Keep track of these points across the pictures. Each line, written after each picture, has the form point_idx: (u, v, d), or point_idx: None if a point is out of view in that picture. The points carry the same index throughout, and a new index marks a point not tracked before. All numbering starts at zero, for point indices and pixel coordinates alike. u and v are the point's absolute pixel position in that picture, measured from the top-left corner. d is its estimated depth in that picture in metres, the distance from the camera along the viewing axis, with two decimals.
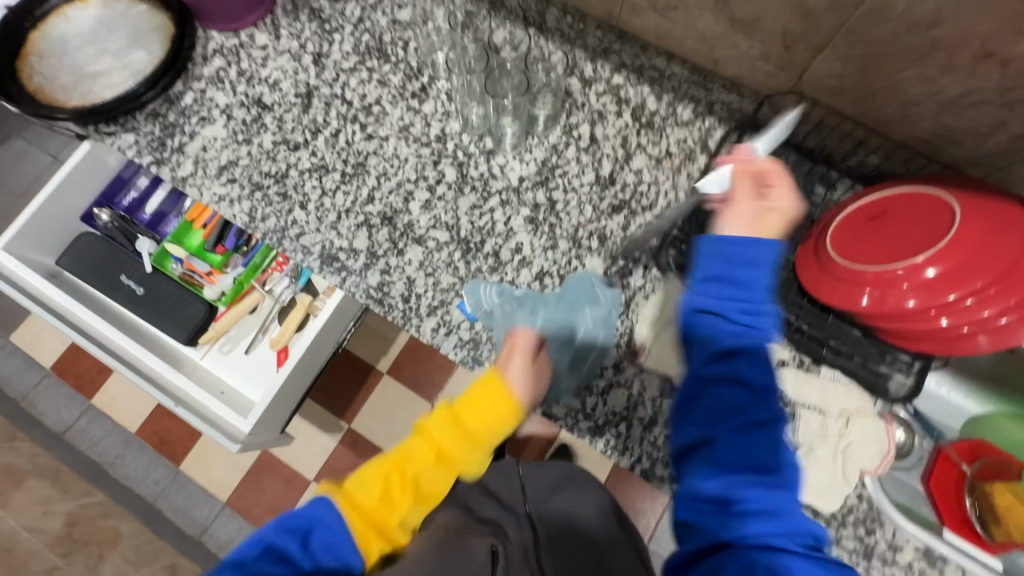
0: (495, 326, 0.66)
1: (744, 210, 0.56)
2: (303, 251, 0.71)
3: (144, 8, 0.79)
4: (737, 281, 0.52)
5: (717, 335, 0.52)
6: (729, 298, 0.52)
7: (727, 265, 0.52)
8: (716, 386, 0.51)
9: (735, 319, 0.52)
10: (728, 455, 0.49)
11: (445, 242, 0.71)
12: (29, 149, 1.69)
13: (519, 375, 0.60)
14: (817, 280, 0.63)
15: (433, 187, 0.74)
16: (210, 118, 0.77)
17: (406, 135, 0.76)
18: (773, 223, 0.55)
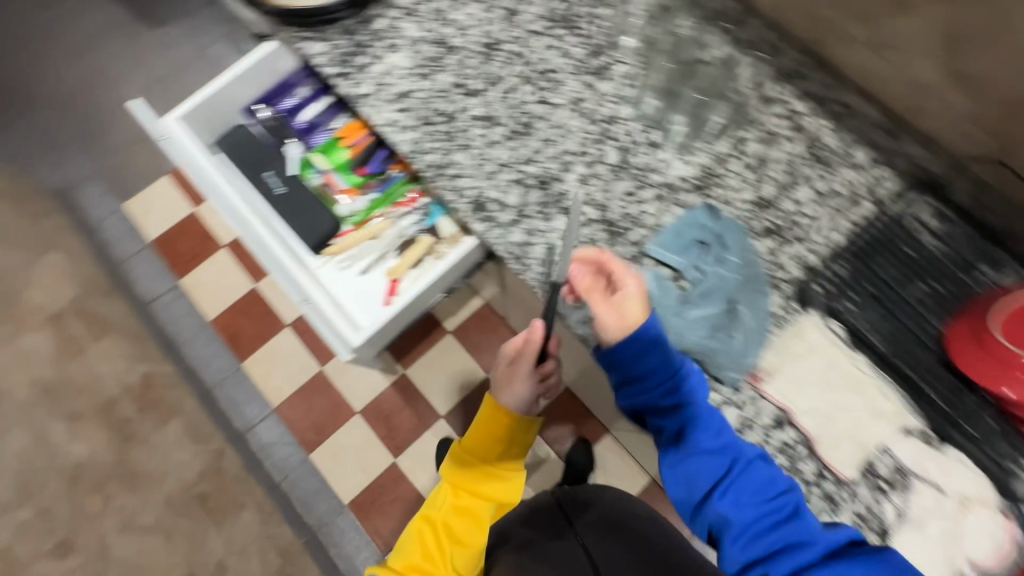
0: None
1: (606, 307, 0.64)
2: (457, 193, 0.73)
3: None
4: (645, 374, 0.62)
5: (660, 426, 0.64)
6: (650, 400, 0.63)
7: (630, 361, 0.62)
8: (686, 468, 0.63)
9: (663, 410, 0.63)
10: (734, 515, 0.60)
11: (593, 220, 0.72)
12: (182, 37, 1.80)
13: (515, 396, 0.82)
14: (970, 356, 0.61)
15: (593, 165, 0.74)
16: (397, 46, 0.80)
17: (578, 109, 0.77)
18: (630, 304, 0.63)
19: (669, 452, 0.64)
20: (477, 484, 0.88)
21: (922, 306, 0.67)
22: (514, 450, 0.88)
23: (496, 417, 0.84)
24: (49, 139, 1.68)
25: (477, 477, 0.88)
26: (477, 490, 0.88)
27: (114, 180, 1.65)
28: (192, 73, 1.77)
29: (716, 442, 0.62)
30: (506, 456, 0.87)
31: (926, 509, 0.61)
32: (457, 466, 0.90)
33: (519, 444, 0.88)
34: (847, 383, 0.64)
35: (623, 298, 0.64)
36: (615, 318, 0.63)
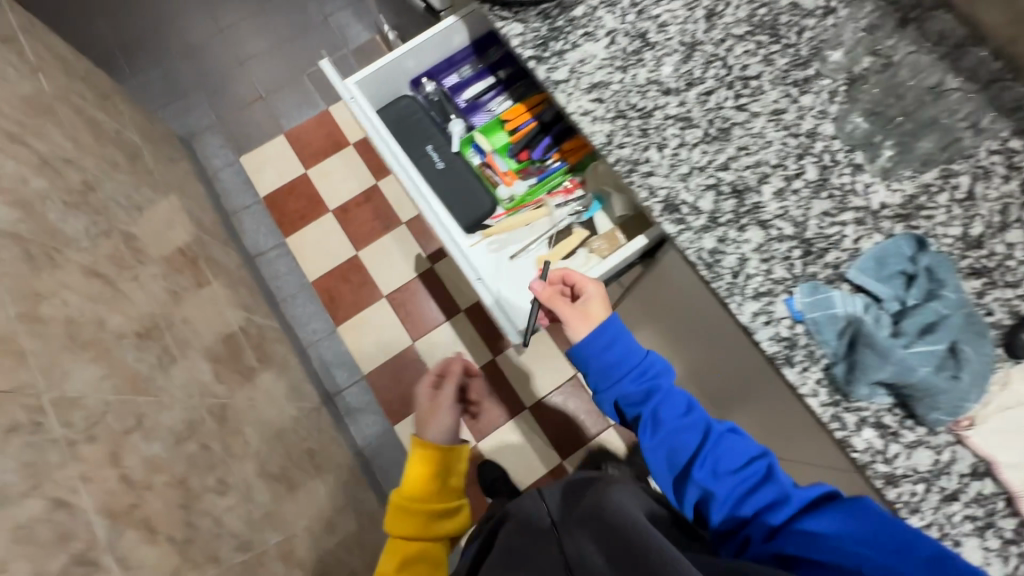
0: (826, 339, 0.64)
1: (572, 313, 0.79)
2: (647, 192, 0.72)
3: None
4: (614, 362, 0.76)
5: (634, 408, 0.75)
6: (623, 382, 0.76)
7: (612, 345, 0.77)
8: (664, 443, 0.72)
9: (636, 394, 0.75)
10: (713, 484, 0.66)
11: (788, 236, 0.70)
12: (308, 3, 1.85)
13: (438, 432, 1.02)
14: None
15: (790, 179, 0.72)
16: (595, 35, 0.79)
17: (778, 120, 0.74)
18: (594, 305, 0.79)
19: (644, 433, 0.74)
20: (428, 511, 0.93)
21: None
22: (456, 484, 0.99)
23: (425, 450, 0.98)
24: (177, 88, 1.76)
25: (425, 505, 0.93)
26: (430, 518, 0.93)
27: (233, 134, 1.71)
28: (314, 38, 1.81)
29: (683, 416, 0.73)
30: (447, 490, 0.97)
31: None
32: (408, 494, 0.94)
33: (456, 478, 1.00)
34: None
35: (591, 300, 0.79)
36: (585, 320, 0.78)
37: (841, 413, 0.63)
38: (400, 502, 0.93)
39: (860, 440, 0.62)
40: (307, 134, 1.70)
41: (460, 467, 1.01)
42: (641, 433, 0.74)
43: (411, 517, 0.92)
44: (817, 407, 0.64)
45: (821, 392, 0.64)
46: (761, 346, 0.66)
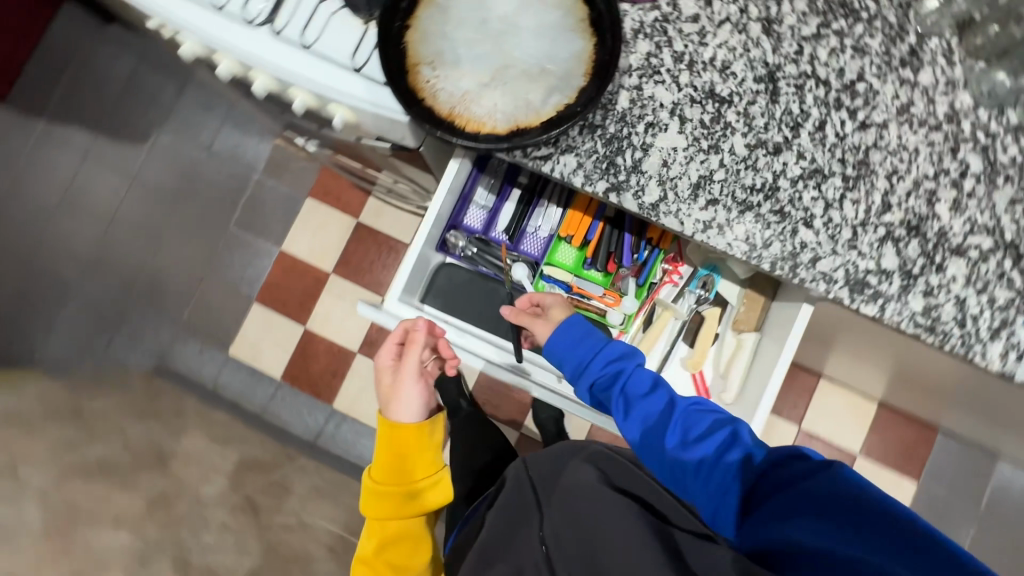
0: None
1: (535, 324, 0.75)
2: (824, 281, 0.61)
3: (556, 8, 0.63)
4: (583, 351, 0.72)
5: (602, 392, 0.70)
6: (592, 368, 0.71)
7: (580, 340, 0.72)
8: (636, 423, 0.67)
9: (609, 385, 0.70)
10: (687, 453, 0.62)
11: (991, 250, 0.60)
12: (180, 143, 1.52)
13: (408, 400, 0.86)
14: None
15: (959, 183, 0.61)
16: (661, 123, 0.62)
17: (909, 118, 0.62)
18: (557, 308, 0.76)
19: (618, 413, 0.68)
20: (402, 488, 0.88)
21: None
22: (430, 455, 0.90)
23: (399, 428, 0.87)
24: (108, 317, 1.48)
25: (401, 481, 0.88)
26: (407, 490, 0.88)
27: (204, 331, 1.47)
28: (213, 179, 1.51)
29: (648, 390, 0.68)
30: (422, 467, 0.89)
31: None
32: (381, 476, 0.89)
33: (431, 447, 0.91)
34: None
35: (554, 309, 0.76)
36: (551, 325, 0.75)
37: None
38: (374, 480, 0.89)
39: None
40: (280, 289, 1.47)
41: (427, 440, 0.90)
42: (613, 413, 0.69)
43: (387, 497, 0.88)
44: None
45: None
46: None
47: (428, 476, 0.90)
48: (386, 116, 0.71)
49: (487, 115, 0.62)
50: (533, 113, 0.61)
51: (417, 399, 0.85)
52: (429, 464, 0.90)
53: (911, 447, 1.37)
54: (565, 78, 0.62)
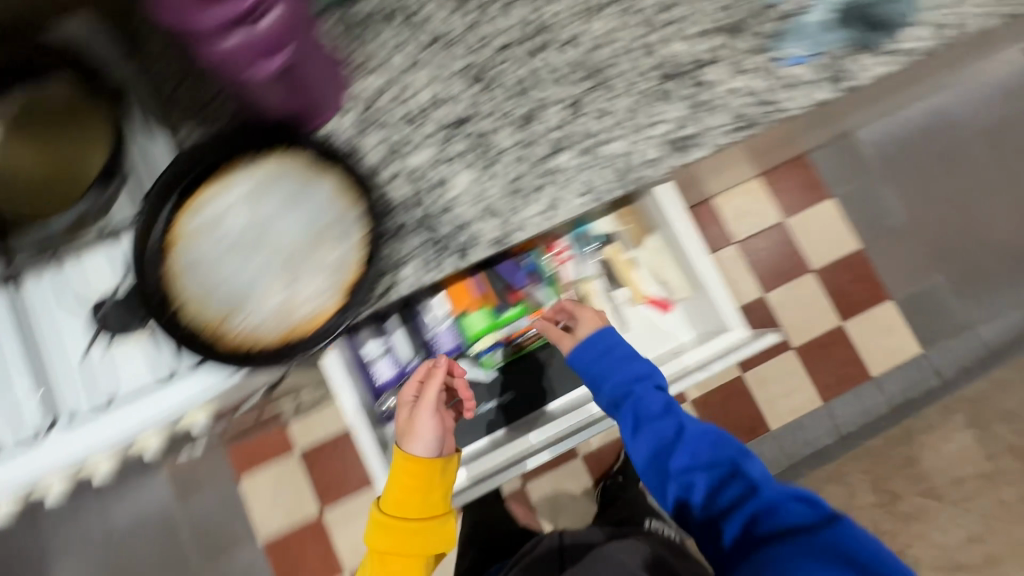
0: (837, 43, 0.67)
1: (558, 334, 0.86)
2: (655, 164, 0.65)
3: (272, 174, 0.61)
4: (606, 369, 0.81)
5: (614, 402, 0.80)
6: (606, 384, 0.81)
7: (592, 356, 0.82)
8: (630, 419, 0.78)
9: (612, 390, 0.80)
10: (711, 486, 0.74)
11: (724, 41, 0.68)
12: (81, 557, 1.30)
13: (422, 442, 0.79)
14: None
15: (663, 19, 0.68)
16: (442, 177, 0.64)
17: (592, 11, 0.68)
18: (585, 312, 0.86)
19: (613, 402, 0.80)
20: (405, 529, 0.80)
21: None
22: (443, 493, 0.81)
23: (412, 466, 0.78)
24: None
25: (409, 517, 0.79)
26: (412, 530, 0.80)
27: None
28: (141, 552, 1.31)
29: (641, 389, 0.79)
30: (433, 504, 0.81)
31: None
32: (392, 509, 0.80)
33: (445, 489, 0.82)
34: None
35: (581, 324, 0.85)
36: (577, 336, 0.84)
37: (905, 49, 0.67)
38: (382, 515, 0.81)
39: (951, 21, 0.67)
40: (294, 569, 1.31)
41: (440, 478, 0.81)
42: (625, 420, 0.79)
43: (395, 530, 0.80)
44: (896, 68, 0.67)
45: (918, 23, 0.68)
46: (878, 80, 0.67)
47: (436, 519, 0.81)
48: (219, 389, 0.63)
49: (313, 307, 0.59)
50: (344, 267, 0.59)
51: (434, 433, 0.79)
52: (438, 506, 0.81)
53: (803, 177, 1.53)
54: (337, 220, 0.60)
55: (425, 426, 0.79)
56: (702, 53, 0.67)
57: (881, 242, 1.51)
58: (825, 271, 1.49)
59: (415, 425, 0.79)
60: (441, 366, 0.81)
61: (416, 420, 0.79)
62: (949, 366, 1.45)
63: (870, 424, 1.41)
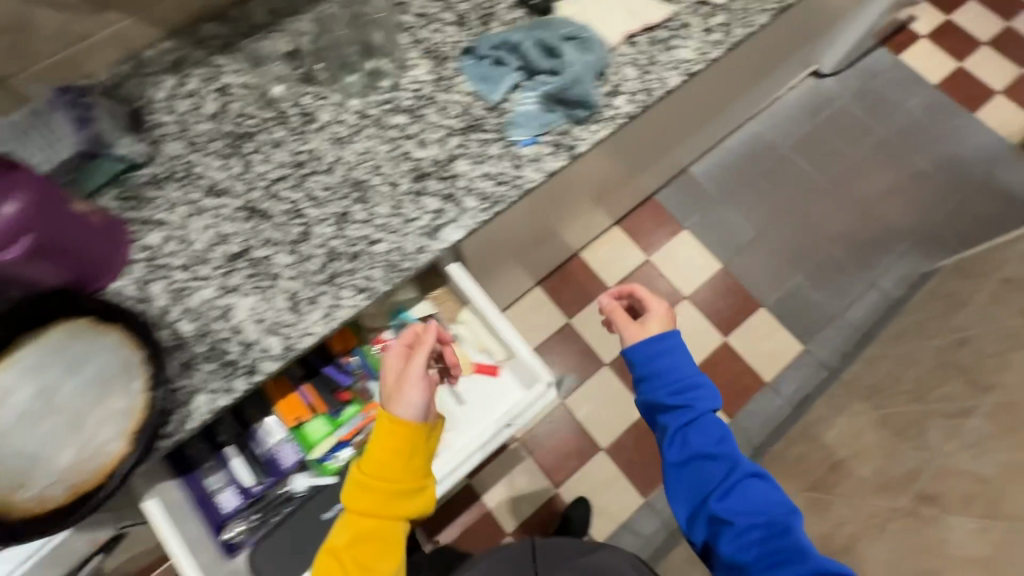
0: (552, 120, 0.80)
1: (632, 329, 0.88)
2: (419, 252, 0.74)
3: (47, 342, 0.63)
4: (660, 376, 0.83)
5: (665, 416, 0.82)
6: (659, 391, 0.83)
7: (649, 358, 0.84)
8: (679, 441, 0.80)
9: (671, 405, 0.82)
10: (731, 512, 0.74)
11: (462, 138, 0.80)
12: None
13: (409, 405, 0.70)
14: None
15: (408, 132, 0.80)
16: (225, 306, 0.70)
17: (345, 138, 0.79)
18: (659, 308, 0.88)
19: (667, 417, 0.82)
20: (382, 495, 0.69)
21: None
22: (425, 460, 0.71)
23: (399, 429, 0.69)
24: None
25: (388, 480, 0.69)
26: (392, 495, 0.69)
27: None
28: None
29: (692, 407, 0.81)
30: (413, 469, 0.70)
31: None
32: (369, 469, 0.69)
33: (427, 454, 0.72)
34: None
35: (650, 316, 0.88)
36: (642, 330, 0.87)
37: (608, 115, 0.82)
38: (360, 472, 0.69)
39: (635, 91, 0.84)
40: None
41: (422, 448, 0.71)
42: (669, 430, 0.81)
43: (373, 495, 0.69)
44: (606, 131, 0.81)
45: (613, 96, 0.84)
46: (592, 145, 0.80)
47: (414, 489, 0.70)
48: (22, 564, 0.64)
49: (100, 456, 0.61)
50: (130, 411, 0.63)
51: (422, 400, 0.69)
52: (418, 476, 0.71)
53: (654, 218, 1.70)
54: (121, 369, 0.64)
55: (415, 396, 0.70)
56: (444, 152, 0.79)
57: (739, 257, 1.65)
58: (697, 295, 1.61)
59: (407, 396, 0.69)
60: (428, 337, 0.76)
61: (410, 378, 0.71)
62: (830, 355, 1.54)
63: (777, 428, 1.46)
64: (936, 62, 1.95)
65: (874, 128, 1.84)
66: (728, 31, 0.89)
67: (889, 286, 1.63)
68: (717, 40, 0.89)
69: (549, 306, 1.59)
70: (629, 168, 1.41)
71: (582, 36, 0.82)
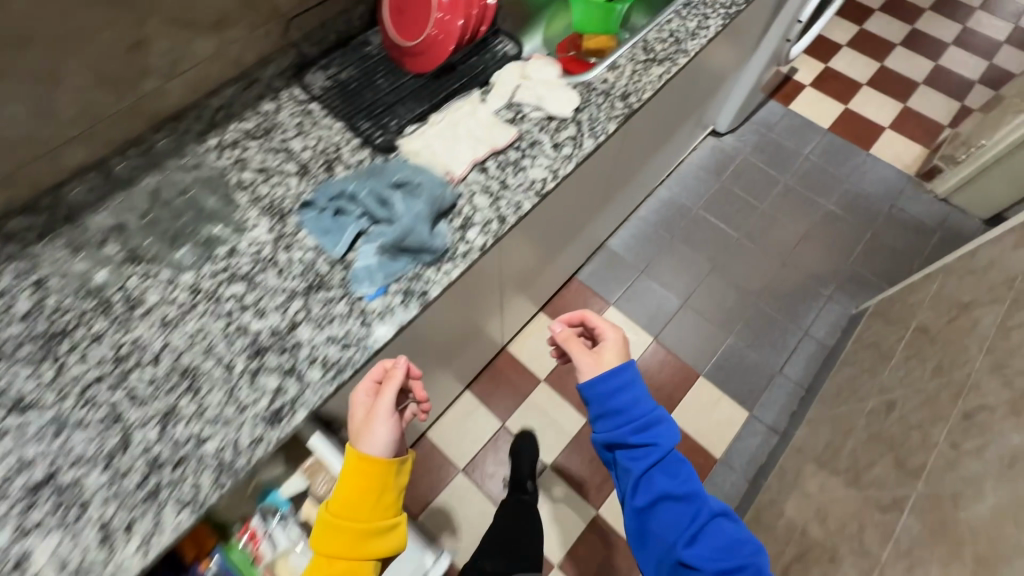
0: (397, 270, 0.75)
1: (585, 358, 0.85)
2: (257, 443, 0.65)
3: None
4: (620, 411, 0.79)
5: (626, 455, 0.78)
6: (619, 429, 0.78)
7: (607, 393, 0.80)
8: (644, 487, 0.75)
9: (636, 445, 0.78)
10: (700, 559, 0.70)
11: (304, 301, 0.74)
12: None
13: (376, 443, 0.72)
14: (426, 51, 0.93)
15: (245, 303, 0.74)
16: (19, 554, 0.59)
17: (175, 319, 0.73)
18: (613, 340, 0.87)
19: (631, 461, 0.77)
20: (354, 536, 0.69)
21: (396, 78, 0.94)
22: (395, 499, 0.73)
23: (370, 468, 0.70)
24: None
25: (360, 518, 0.70)
26: (364, 533, 0.70)
27: None
28: None
29: (659, 443, 0.77)
30: (382, 506, 0.72)
31: (532, 92, 0.92)
32: (340, 510, 0.70)
33: (397, 491, 0.74)
34: (463, 119, 0.89)
35: (605, 347, 0.86)
36: (597, 362, 0.84)
37: (459, 252, 0.78)
38: (332, 513, 0.70)
39: (491, 219, 0.81)
40: None
41: (392, 486, 0.73)
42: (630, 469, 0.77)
43: (343, 535, 0.69)
44: (459, 270, 0.77)
45: (465, 229, 0.80)
46: (443, 289, 0.75)
47: (386, 524, 0.72)
48: None
49: None
50: None
51: (391, 435, 0.71)
52: (389, 510, 0.73)
53: (578, 300, 1.66)
54: None
55: (382, 436, 0.72)
56: (284, 320, 0.73)
57: (669, 327, 1.61)
58: None
59: (375, 433, 0.71)
60: (395, 372, 0.73)
61: (375, 418, 0.72)
62: (777, 418, 1.48)
63: (737, 508, 1.37)
64: (825, 107, 2.05)
65: (778, 178, 1.89)
66: (578, 144, 0.89)
67: (822, 334, 1.60)
68: (569, 153, 0.88)
69: (480, 410, 1.50)
70: (539, 259, 1.36)
71: (415, 178, 0.78)
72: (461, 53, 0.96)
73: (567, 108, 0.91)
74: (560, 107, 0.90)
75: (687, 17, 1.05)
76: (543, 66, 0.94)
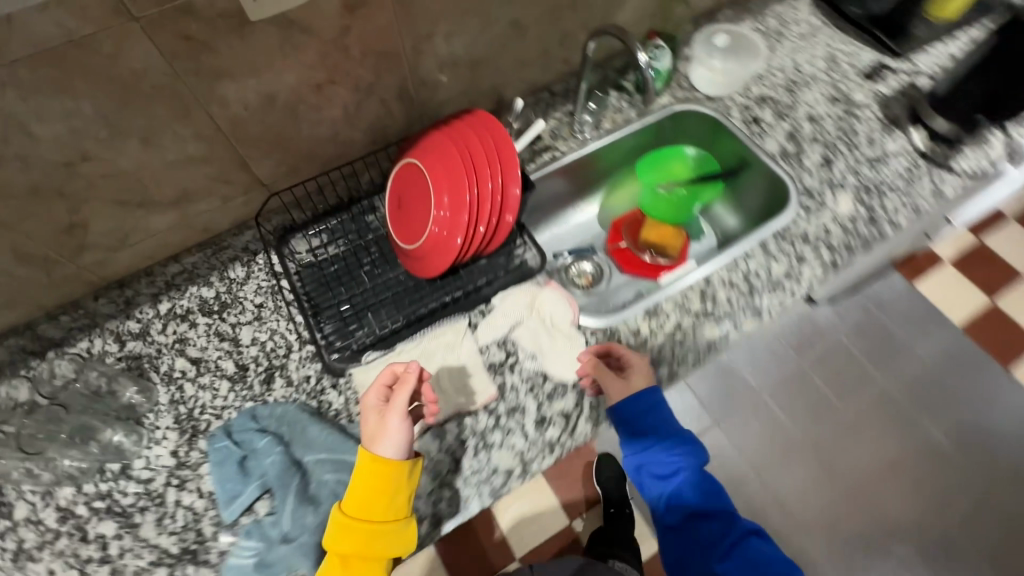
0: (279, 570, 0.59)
1: (615, 386, 0.67)
2: None
3: None
4: (652, 427, 0.68)
5: (654, 463, 0.70)
6: (653, 443, 0.69)
7: (646, 414, 0.67)
8: (671, 497, 0.70)
9: (662, 457, 0.70)
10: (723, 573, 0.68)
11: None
12: None
13: (385, 441, 0.59)
14: (427, 255, 0.73)
15: (106, 554, 0.62)
16: None
17: (29, 553, 0.62)
18: (639, 361, 0.70)
19: (658, 470, 0.70)
20: (365, 533, 0.58)
21: (385, 271, 0.78)
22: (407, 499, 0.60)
23: (379, 467, 0.58)
24: None
25: (374, 517, 0.58)
26: (374, 532, 0.58)
27: None
28: None
29: (683, 454, 0.70)
30: (395, 503, 0.59)
31: (533, 336, 0.72)
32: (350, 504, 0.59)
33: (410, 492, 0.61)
34: (439, 353, 0.71)
35: (633, 374, 0.69)
36: (629, 389, 0.67)
37: None
38: (343, 512, 0.59)
39: (423, 515, 0.63)
40: None
41: (408, 485, 0.60)
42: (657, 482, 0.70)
43: (356, 530, 0.58)
44: None
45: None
46: None
47: (403, 521, 0.60)
48: None
49: None
50: None
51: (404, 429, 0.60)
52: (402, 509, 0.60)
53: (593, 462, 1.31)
54: None
55: (399, 433, 0.60)
56: None
57: None
58: None
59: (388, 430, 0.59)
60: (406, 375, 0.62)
61: (388, 420, 0.60)
62: None
63: None
64: (963, 296, 1.63)
65: (876, 377, 1.52)
66: (569, 426, 0.68)
67: None
68: (554, 439, 0.67)
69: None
70: None
71: (325, 478, 0.61)
72: (472, 252, 0.74)
73: (572, 372, 0.70)
74: (564, 368, 0.70)
75: (773, 256, 0.80)
76: (553, 298, 0.74)
